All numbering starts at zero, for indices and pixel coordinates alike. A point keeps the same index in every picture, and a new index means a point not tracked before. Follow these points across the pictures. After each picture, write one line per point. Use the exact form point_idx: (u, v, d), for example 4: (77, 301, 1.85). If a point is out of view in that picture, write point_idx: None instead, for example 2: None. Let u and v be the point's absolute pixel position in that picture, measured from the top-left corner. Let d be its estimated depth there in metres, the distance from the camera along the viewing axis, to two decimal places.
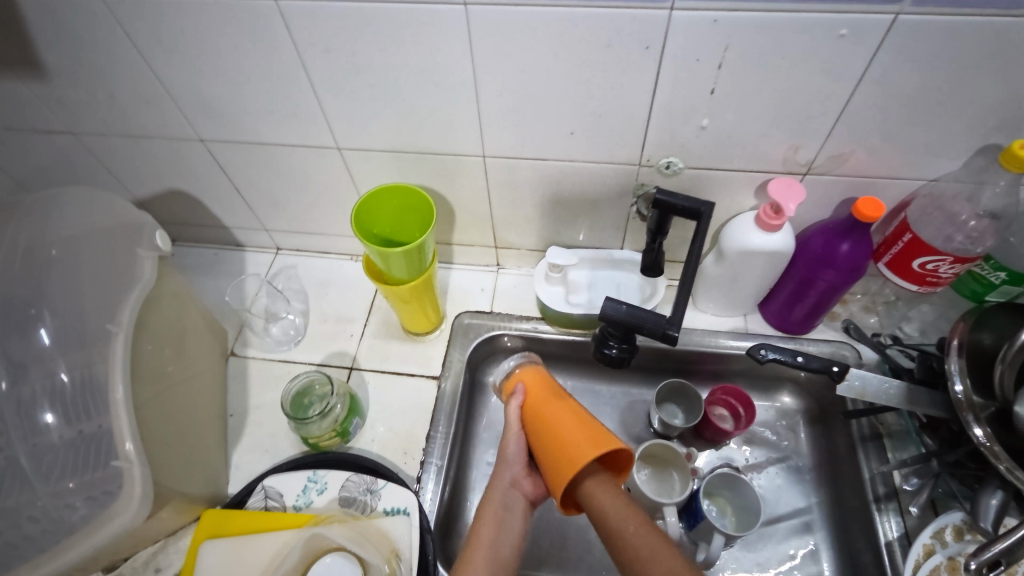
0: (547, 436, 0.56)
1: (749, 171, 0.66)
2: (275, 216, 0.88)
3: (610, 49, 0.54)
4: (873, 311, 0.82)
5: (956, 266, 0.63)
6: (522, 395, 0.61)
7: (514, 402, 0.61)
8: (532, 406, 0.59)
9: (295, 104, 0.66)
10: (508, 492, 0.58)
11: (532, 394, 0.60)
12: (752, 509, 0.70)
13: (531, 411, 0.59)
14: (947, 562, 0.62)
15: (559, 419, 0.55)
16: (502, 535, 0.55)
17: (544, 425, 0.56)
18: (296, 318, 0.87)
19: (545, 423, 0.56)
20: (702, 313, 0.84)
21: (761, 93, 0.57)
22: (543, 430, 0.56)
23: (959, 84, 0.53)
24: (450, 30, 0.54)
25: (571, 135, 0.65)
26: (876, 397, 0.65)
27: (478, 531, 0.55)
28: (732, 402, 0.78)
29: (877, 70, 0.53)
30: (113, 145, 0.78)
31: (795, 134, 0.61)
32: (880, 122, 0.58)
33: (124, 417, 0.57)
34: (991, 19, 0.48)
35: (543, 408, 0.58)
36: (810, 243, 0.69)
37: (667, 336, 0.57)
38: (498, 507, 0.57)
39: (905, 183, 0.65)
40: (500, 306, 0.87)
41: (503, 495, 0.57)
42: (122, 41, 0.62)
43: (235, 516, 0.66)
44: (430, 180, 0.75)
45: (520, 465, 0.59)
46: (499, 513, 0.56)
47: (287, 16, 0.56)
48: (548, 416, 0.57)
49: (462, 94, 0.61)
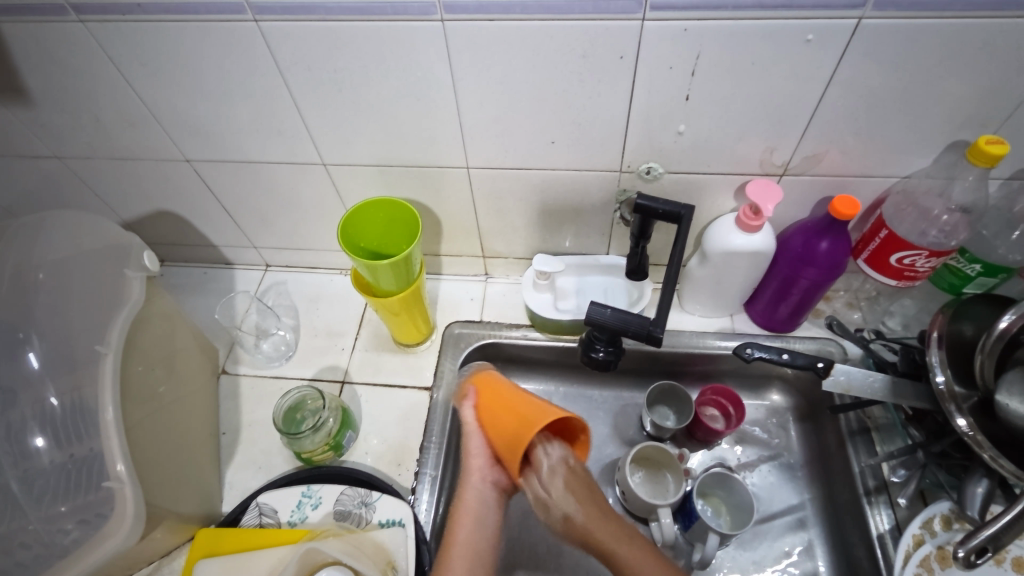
0: (502, 432, 0.56)
1: (727, 174, 0.68)
2: (263, 233, 0.88)
3: (585, 60, 0.55)
4: (856, 307, 0.83)
5: (932, 260, 0.64)
6: (475, 395, 0.60)
7: (468, 402, 0.61)
8: (484, 403, 0.58)
9: (279, 122, 0.67)
10: (480, 488, 0.59)
11: (482, 392, 0.59)
12: (745, 507, 0.71)
13: (484, 408, 0.58)
14: (937, 551, 0.62)
15: (512, 411, 0.55)
16: (480, 533, 0.57)
17: (498, 419, 0.56)
18: (286, 334, 0.87)
19: (498, 420, 0.56)
20: (690, 315, 0.85)
21: (735, 97, 0.58)
22: (497, 425, 0.56)
23: (924, 84, 0.55)
24: (430, 45, 0.56)
25: (552, 144, 0.66)
26: (861, 391, 0.66)
27: (454, 532, 0.57)
28: (722, 402, 0.79)
29: (845, 73, 0.55)
30: (99, 168, 0.78)
31: (770, 137, 0.62)
32: (851, 123, 0.60)
33: (115, 438, 0.57)
34: (950, 20, 0.49)
35: (494, 403, 0.57)
36: (791, 243, 0.71)
37: (653, 337, 0.58)
38: (472, 506, 0.59)
39: (879, 181, 0.66)
40: (490, 315, 0.88)
41: (474, 493, 0.59)
42: (106, 66, 0.62)
43: (229, 534, 0.66)
44: (415, 192, 0.76)
45: (485, 461, 0.60)
46: (476, 510, 0.58)
47: (269, 37, 0.57)
48: (501, 410, 0.56)
49: (443, 108, 0.63)
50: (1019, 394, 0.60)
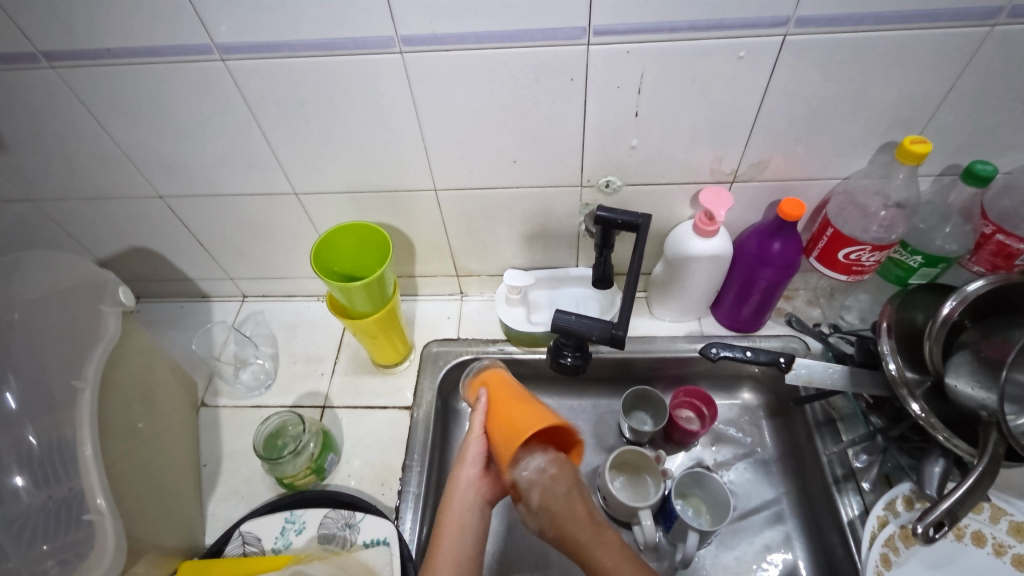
0: (498, 434, 0.55)
1: (682, 184, 0.71)
2: (239, 264, 0.89)
3: (538, 83, 0.59)
4: (816, 304, 0.87)
5: (876, 254, 0.68)
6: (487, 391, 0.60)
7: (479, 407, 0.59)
8: (486, 406, 0.58)
9: (250, 155, 0.70)
10: (468, 495, 0.57)
11: (493, 391, 0.58)
12: (722, 503, 0.73)
13: (483, 412, 0.58)
14: (900, 531, 0.65)
15: (520, 433, 0.52)
16: (467, 540, 0.55)
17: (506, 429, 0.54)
18: (265, 362, 0.88)
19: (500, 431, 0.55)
20: (660, 321, 0.88)
21: (681, 111, 0.62)
22: (495, 429, 0.56)
23: (852, 91, 0.60)
24: (390, 75, 0.59)
25: (514, 164, 0.69)
26: (822, 383, 0.68)
27: (439, 539, 0.55)
28: (695, 403, 0.81)
29: (779, 85, 0.59)
30: (72, 208, 0.79)
31: (718, 147, 0.66)
32: (790, 131, 0.64)
33: (94, 473, 0.57)
34: (866, 33, 0.54)
35: (504, 414, 0.55)
36: (747, 245, 0.74)
37: (615, 338, 0.61)
38: (457, 514, 0.56)
39: (823, 183, 0.71)
40: (466, 332, 0.89)
41: (462, 501, 0.57)
42: (78, 108, 0.64)
43: (213, 565, 0.66)
44: (386, 216, 0.78)
45: (476, 469, 0.58)
46: (462, 519, 0.56)
47: (236, 74, 0.59)
48: (501, 412, 0.56)
49: (408, 135, 0.66)
50: (965, 374, 0.62)
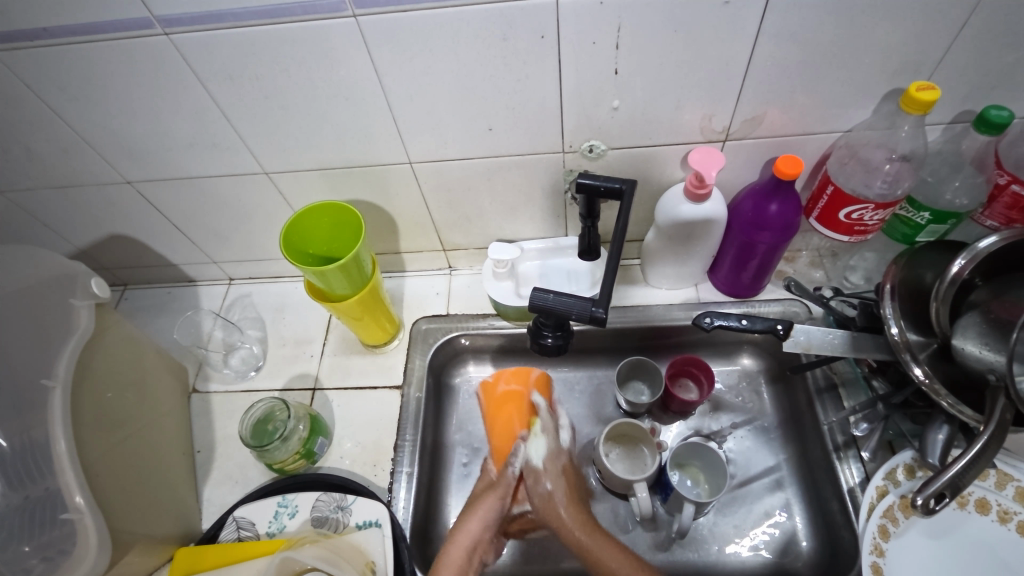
0: (507, 410, 0.73)
1: (672, 145, 0.67)
2: (221, 248, 0.87)
3: (506, 43, 0.54)
4: (819, 265, 0.83)
5: (880, 212, 0.64)
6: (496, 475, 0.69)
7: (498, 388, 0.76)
8: (503, 426, 0.72)
9: (212, 135, 0.66)
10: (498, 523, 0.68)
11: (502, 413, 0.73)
12: (721, 473, 0.70)
13: (526, 412, 0.72)
14: (900, 500, 0.64)
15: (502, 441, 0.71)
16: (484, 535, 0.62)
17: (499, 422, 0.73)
18: (253, 347, 0.87)
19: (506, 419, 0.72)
20: (656, 290, 0.85)
21: (665, 66, 0.57)
22: (496, 392, 0.76)
23: (850, 34, 0.54)
24: (348, 45, 0.55)
25: (490, 131, 0.65)
26: (822, 349, 0.65)
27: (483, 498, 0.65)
28: (693, 372, 0.79)
29: (770, 29, 0.54)
30: (43, 199, 0.77)
31: (707, 104, 0.62)
32: (784, 82, 0.59)
33: (71, 472, 0.57)
34: None
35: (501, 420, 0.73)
36: (743, 207, 0.70)
37: (595, 318, 0.58)
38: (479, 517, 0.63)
39: (823, 137, 0.66)
40: (455, 308, 0.87)
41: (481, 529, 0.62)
42: (27, 94, 0.61)
43: (208, 553, 0.65)
44: (362, 192, 0.75)
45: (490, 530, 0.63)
46: (483, 514, 0.64)
47: (184, 50, 0.56)
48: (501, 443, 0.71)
49: (373, 105, 0.62)
50: (974, 336, 0.58)
